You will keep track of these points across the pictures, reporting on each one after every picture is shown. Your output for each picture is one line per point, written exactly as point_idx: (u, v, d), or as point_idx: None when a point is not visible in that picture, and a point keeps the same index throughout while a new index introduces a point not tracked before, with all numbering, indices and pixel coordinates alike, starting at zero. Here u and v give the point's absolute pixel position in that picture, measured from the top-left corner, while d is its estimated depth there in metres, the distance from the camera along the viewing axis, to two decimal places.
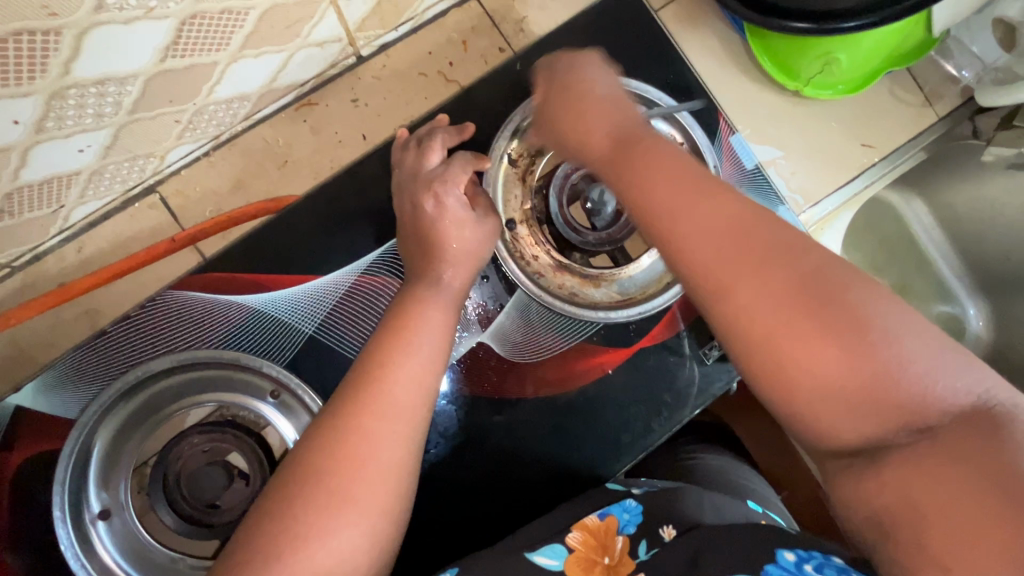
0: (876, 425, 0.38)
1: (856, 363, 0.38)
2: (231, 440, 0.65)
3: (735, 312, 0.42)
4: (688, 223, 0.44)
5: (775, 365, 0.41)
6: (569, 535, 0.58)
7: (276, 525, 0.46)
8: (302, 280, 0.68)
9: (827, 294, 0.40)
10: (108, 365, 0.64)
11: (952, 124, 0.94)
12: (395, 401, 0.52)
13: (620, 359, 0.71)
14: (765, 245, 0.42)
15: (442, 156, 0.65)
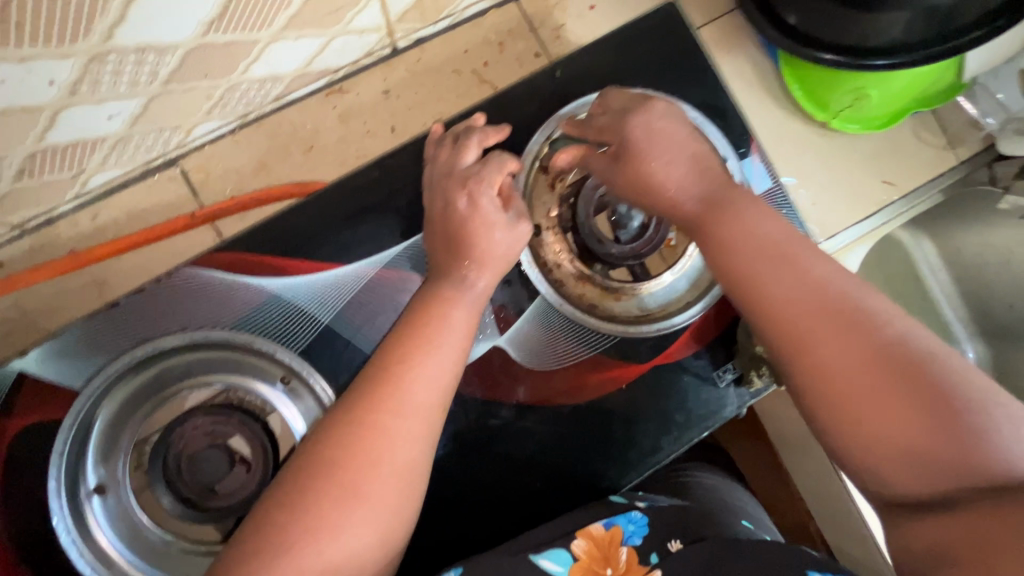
0: (953, 484, 0.41)
1: (932, 431, 0.42)
2: (236, 424, 0.64)
3: (812, 367, 0.46)
4: (775, 281, 0.49)
5: (843, 424, 0.45)
6: (573, 542, 0.57)
7: (290, 515, 0.45)
8: (323, 268, 0.66)
9: (911, 362, 0.44)
10: (115, 338, 0.63)
11: (969, 170, 0.94)
12: (413, 399, 0.51)
13: (633, 375, 0.71)
14: (849, 312, 0.46)
15: (476, 154, 0.65)
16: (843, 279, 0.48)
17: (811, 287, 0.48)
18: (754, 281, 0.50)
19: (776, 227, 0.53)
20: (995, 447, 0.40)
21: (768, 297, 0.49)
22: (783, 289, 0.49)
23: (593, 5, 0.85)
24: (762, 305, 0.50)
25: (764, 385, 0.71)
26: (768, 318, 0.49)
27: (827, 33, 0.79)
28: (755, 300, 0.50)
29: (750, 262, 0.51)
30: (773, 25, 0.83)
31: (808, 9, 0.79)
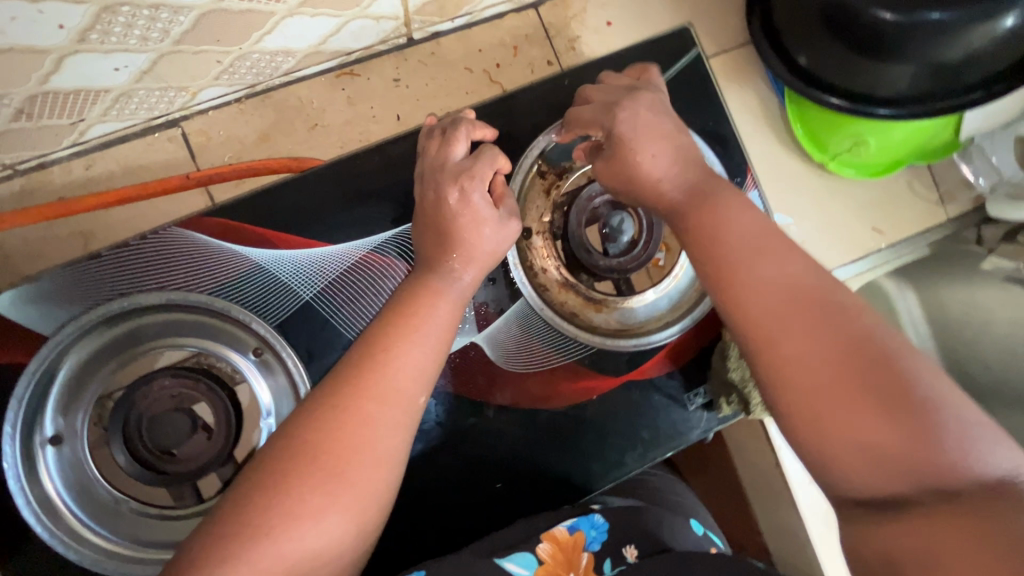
0: (906, 483, 0.41)
1: (892, 428, 0.41)
2: (203, 390, 0.64)
3: (777, 359, 0.46)
4: (752, 269, 0.49)
5: (808, 419, 0.44)
6: (540, 545, 0.58)
7: (268, 500, 0.45)
8: (310, 245, 0.66)
9: (877, 360, 0.43)
10: (93, 288, 0.62)
11: (958, 227, 0.98)
12: (392, 384, 0.51)
13: (605, 388, 0.71)
14: (822, 308, 0.46)
15: (465, 149, 0.65)
16: (820, 276, 0.48)
17: (788, 282, 0.48)
18: (733, 273, 0.50)
19: (766, 241, 0.51)
20: (951, 448, 0.40)
21: (747, 288, 0.49)
22: (760, 284, 0.49)
23: (610, 22, 0.86)
24: (738, 298, 0.49)
25: (732, 412, 0.72)
26: (741, 312, 0.49)
27: (834, 78, 0.81)
28: (731, 291, 0.50)
29: (730, 253, 0.51)
30: (784, 64, 0.84)
31: (818, 51, 0.80)
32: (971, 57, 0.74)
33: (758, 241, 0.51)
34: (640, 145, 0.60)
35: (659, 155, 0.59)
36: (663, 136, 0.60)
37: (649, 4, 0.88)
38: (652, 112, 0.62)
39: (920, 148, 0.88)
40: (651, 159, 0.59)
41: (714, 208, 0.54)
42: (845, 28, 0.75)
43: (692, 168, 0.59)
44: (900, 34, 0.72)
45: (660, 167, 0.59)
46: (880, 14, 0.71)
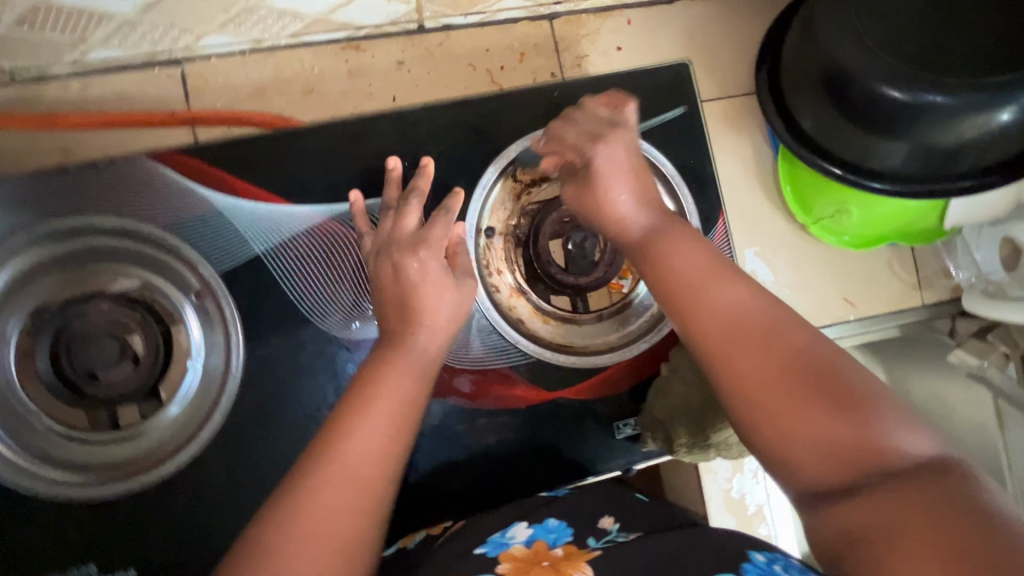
0: (864, 477, 0.42)
1: (844, 428, 0.43)
2: (138, 321, 0.65)
3: (735, 377, 0.46)
4: (703, 295, 0.49)
5: (765, 423, 0.45)
6: (500, 566, 0.50)
7: (285, 518, 0.46)
8: (272, 201, 0.67)
9: (824, 367, 0.45)
10: (51, 200, 0.63)
11: (933, 315, 0.96)
12: (383, 393, 0.53)
13: (534, 399, 0.71)
14: (769, 322, 0.47)
15: (418, 220, 0.65)
16: (762, 297, 0.49)
17: (738, 299, 0.48)
18: (689, 297, 0.50)
19: (718, 276, 0.50)
20: (895, 439, 0.42)
21: (703, 318, 0.49)
22: (713, 303, 0.49)
23: (620, 47, 0.88)
24: (696, 316, 0.49)
25: (656, 449, 0.72)
26: (697, 330, 0.49)
27: (831, 144, 0.80)
28: (688, 312, 0.49)
29: (683, 277, 0.51)
30: (785, 123, 0.83)
31: (818, 114, 0.79)
32: (965, 144, 0.73)
33: (707, 264, 0.51)
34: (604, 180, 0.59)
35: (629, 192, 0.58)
36: (633, 175, 0.59)
37: (660, 38, 0.89)
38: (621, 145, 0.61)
39: (903, 228, 0.88)
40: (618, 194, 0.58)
41: (674, 238, 0.54)
42: (845, 95, 0.75)
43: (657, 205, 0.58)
44: (898, 110, 0.72)
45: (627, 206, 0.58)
46: (882, 88, 0.71)
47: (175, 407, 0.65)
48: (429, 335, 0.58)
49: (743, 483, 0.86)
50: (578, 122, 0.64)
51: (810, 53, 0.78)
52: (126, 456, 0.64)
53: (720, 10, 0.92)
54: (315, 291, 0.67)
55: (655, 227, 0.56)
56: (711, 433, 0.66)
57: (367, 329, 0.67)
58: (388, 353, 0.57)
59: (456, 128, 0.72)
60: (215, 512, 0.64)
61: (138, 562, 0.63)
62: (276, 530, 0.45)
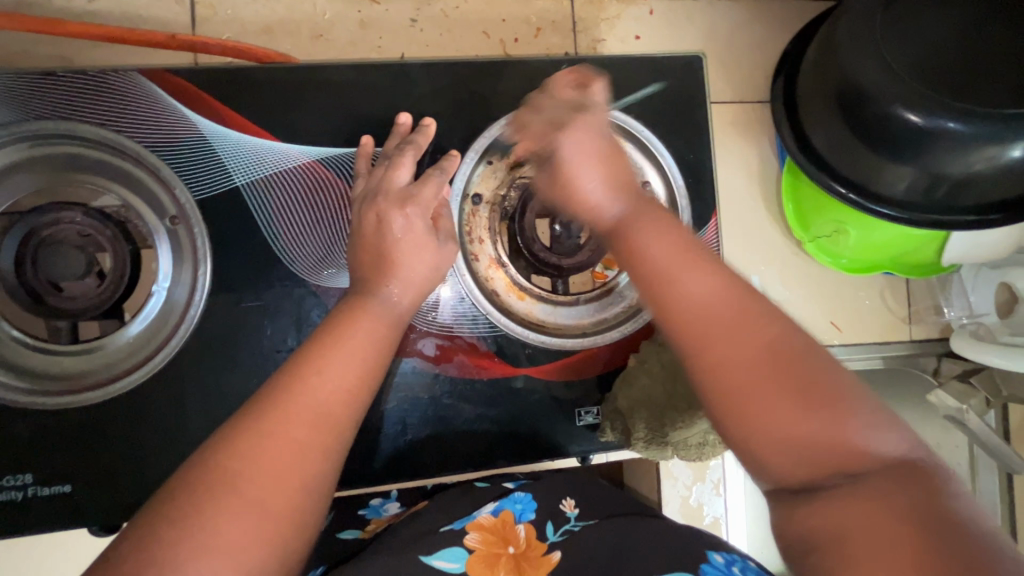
0: (827, 471, 0.39)
1: (810, 422, 0.40)
2: (109, 239, 0.64)
3: (702, 363, 0.43)
4: (674, 278, 0.46)
5: (735, 418, 0.42)
6: (467, 536, 0.56)
7: (215, 453, 0.44)
8: (260, 136, 0.66)
9: (797, 359, 0.42)
10: (36, 102, 0.62)
11: (919, 351, 0.94)
12: (348, 344, 0.53)
13: (498, 373, 0.70)
14: (742, 309, 0.44)
15: (411, 174, 0.63)
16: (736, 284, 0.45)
17: (716, 288, 0.45)
18: (662, 285, 0.46)
19: (692, 269, 0.46)
20: (863, 436, 0.39)
21: (673, 305, 0.45)
22: (689, 289, 0.45)
23: (638, 36, 0.86)
24: (669, 304, 0.46)
25: (614, 441, 0.71)
26: (671, 318, 0.45)
27: (839, 163, 0.78)
28: (662, 299, 0.46)
29: (659, 262, 0.47)
30: (796, 139, 0.81)
31: (828, 131, 0.77)
32: (976, 176, 0.70)
33: (684, 251, 0.47)
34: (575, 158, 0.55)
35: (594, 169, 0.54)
36: (601, 155, 0.55)
37: (680, 32, 0.88)
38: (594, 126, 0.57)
39: (901, 258, 0.86)
40: (586, 173, 0.54)
41: (646, 222, 0.50)
42: (858, 114, 0.72)
43: (631, 188, 0.53)
44: (911, 135, 0.69)
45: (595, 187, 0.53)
46: (897, 110, 0.68)
47: (133, 328, 0.65)
48: (400, 288, 0.58)
49: (701, 492, 0.85)
50: (583, 88, 0.62)
51: (827, 68, 0.75)
52: (78, 370, 0.64)
53: (746, 13, 0.90)
54: (291, 231, 0.66)
55: (632, 210, 0.51)
56: (669, 429, 0.65)
57: (338, 277, 0.66)
58: (354, 300, 0.56)
59: (458, 90, 0.71)
60: (158, 439, 0.64)
61: (75, 477, 0.62)
62: (210, 450, 0.44)
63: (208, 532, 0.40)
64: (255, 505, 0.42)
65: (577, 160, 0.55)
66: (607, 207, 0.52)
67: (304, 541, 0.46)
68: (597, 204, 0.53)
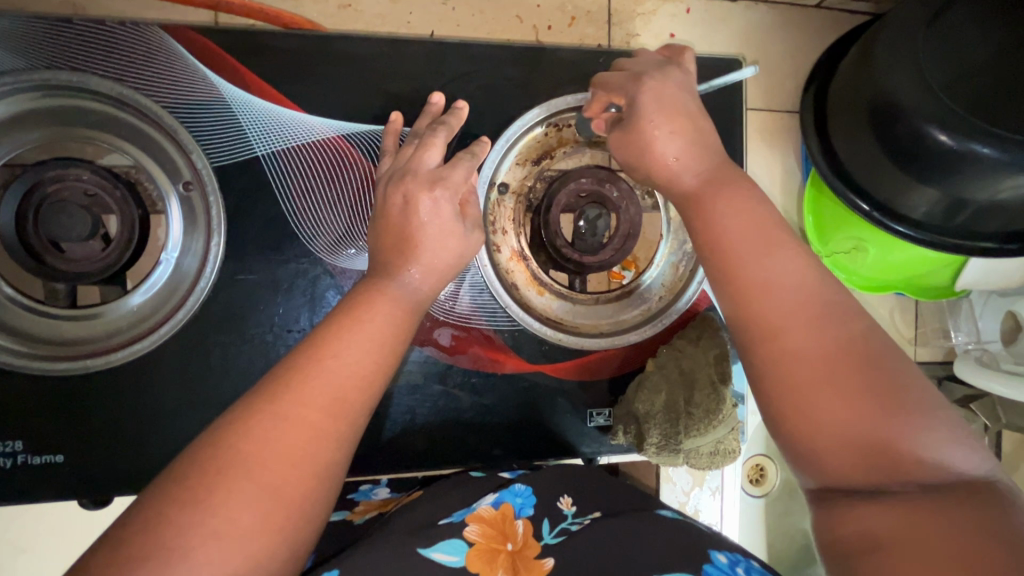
0: (884, 476, 0.38)
1: (875, 423, 0.39)
2: (117, 199, 0.61)
3: (776, 351, 0.42)
4: (756, 264, 0.45)
5: (796, 408, 0.41)
6: (466, 528, 0.52)
7: (226, 432, 0.42)
8: (284, 105, 0.63)
9: (869, 358, 0.41)
10: (47, 49, 0.59)
11: (920, 372, 0.95)
12: (366, 323, 0.49)
13: (512, 368, 0.69)
14: (823, 302, 0.43)
15: (440, 155, 0.60)
16: (818, 275, 0.44)
17: (797, 274, 0.44)
18: (738, 262, 0.45)
19: (788, 261, 0.45)
20: (925, 443, 0.38)
21: (757, 287, 0.44)
22: (772, 272, 0.44)
23: (673, 35, 0.84)
24: (745, 286, 0.45)
25: (624, 444, 0.71)
26: (744, 300, 0.45)
27: (864, 180, 0.76)
28: (734, 279, 0.45)
29: (737, 243, 0.46)
30: (823, 152, 0.79)
31: (858, 147, 0.75)
32: (1001, 204, 0.69)
33: (766, 233, 0.46)
34: (656, 113, 0.53)
35: (669, 132, 0.52)
36: (684, 114, 0.53)
37: (716, 34, 0.86)
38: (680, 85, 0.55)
39: (914, 280, 0.86)
40: (665, 136, 0.52)
41: (731, 188, 0.49)
42: (890, 132, 0.70)
43: (709, 154, 0.52)
44: (942, 157, 0.67)
45: (671, 148, 0.52)
46: (931, 129, 0.66)
47: (136, 298, 0.63)
48: (422, 272, 0.55)
49: (699, 499, 0.85)
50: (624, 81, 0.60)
51: (864, 80, 0.73)
52: (79, 336, 0.61)
53: (782, 20, 0.89)
54: (310, 208, 0.64)
55: (714, 179, 0.50)
56: (684, 436, 0.64)
57: (357, 259, 0.64)
58: (376, 280, 0.53)
59: (491, 73, 0.69)
60: (160, 411, 0.61)
61: (68, 448, 0.60)
62: (221, 429, 0.42)
63: (222, 518, 0.38)
64: (268, 490, 0.40)
65: (656, 118, 0.53)
66: (687, 170, 0.51)
67: (315, 530, 0.43)
68: (676, 171, 0.52)
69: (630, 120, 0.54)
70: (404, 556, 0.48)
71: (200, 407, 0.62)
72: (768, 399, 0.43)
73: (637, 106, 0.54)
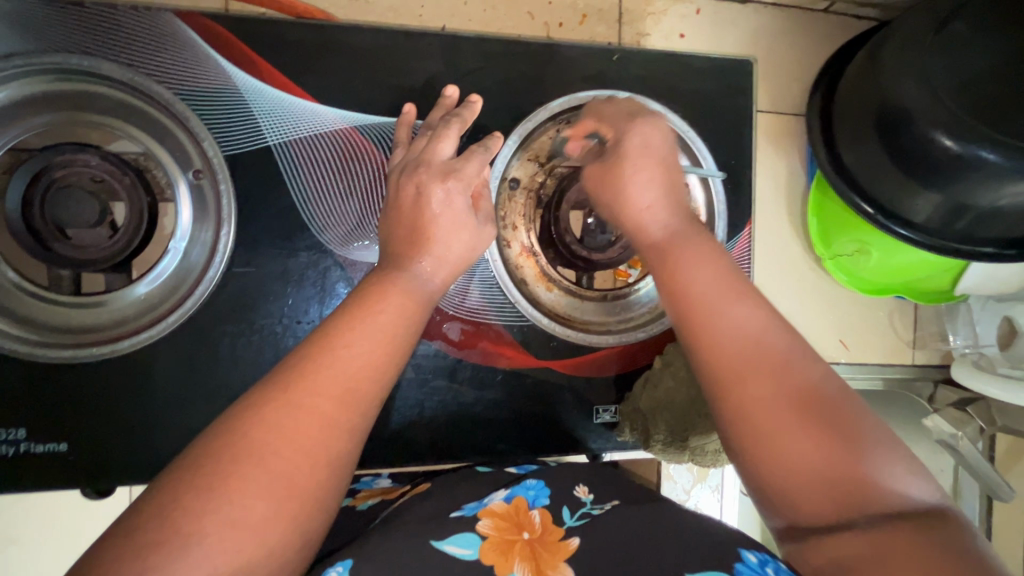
0: (851, 510, 0.38)
1: (835, 462, 0.39)
2: (126, 186, 0.60)
3: (737, 398, 0.43)
4: (716, 317, 0.46)
5: (759, 449, 0.42)
6: (478, 523, 0.51)
7: (240, 421, 0.41)
8: (297, 94, 0.63)
9: (827, 403, 0.42)
10: (58, 32, 0.58)
11: (918, 375, 0.96)
12: (381, 313, 0.49)
13: (520, 363, 0.69)
14: (780, 349, 0.44)
15: (453, 147, 0.60)
16: (775, 325, 0.45)
17: (753, 324, 0.45)
18: (701, 316, 0.46)
19: (747, 315, 0.46)
20: (886, 478, 0.39)
21: (718, 340, 0.45)
22: (730, 324, 0.45)
23: (683, 35, 0.85)
24: (710, 336, 0.46)
25: (630, 441, 0.71)
26: (708, 352, 0.45)
27: (868, 184, 0.77)
28: (697, 329, 0.46)
29: (700, 292, 0.47)
30: (828, 154, 0.80)
31: (863, 150, 0.76)
32: (1001, 211, 0.70)
33: (726, 286, 0.47)
34: (633, 165, 0.54)
35: (647, 179, 0.54)
36: (659, 163, 0.55)
37: (725, 36, 0.87)
38: (660, 138, 0.56)
39: (915, 284, 0.87)
40: (642, 184, 0.54)
41: (691, 246, 0.50)
42: (895, 136, 0.71)
43: (680, 209, 0.54)
44: (946, 162, 0.68)
45: (646, 195, 0.53)
46: (937, 135, 0.67)
47: (142, 288, 0.62)
48: (434, 264, 0.54)
49: (699, 496, 0.85)
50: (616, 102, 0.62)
51: (871, 84, 0.74)
52: (85, 323, 0.61)
53: (791, 23, 0.90)
54: (322, 199, 0.63)
55: (681, 233, 0.52)
56: (690, 434, 0.65)
57: (368, 251, 0.64)
58: (388, 272, 0.53)
59: (504, 68, 0.69)
60: (165, 399, 0.61)
61: (72, 436, 0.59)
62: (237, 417, 0.42)
63: (236, 506, 0.38)
64: (282, 480, 0.40)
65: (635, 170, 0.54)
66: (654, 222, 0.53)
67: (328, 519, 0.43)
68: (648, 220, 0.53)
69: (609, 173, 0.56)
70: (417, 547, 0.48)
71: (207, 396, 0.61)
72: (737, 443, 0.44)
73: (620, 148, 0.56)
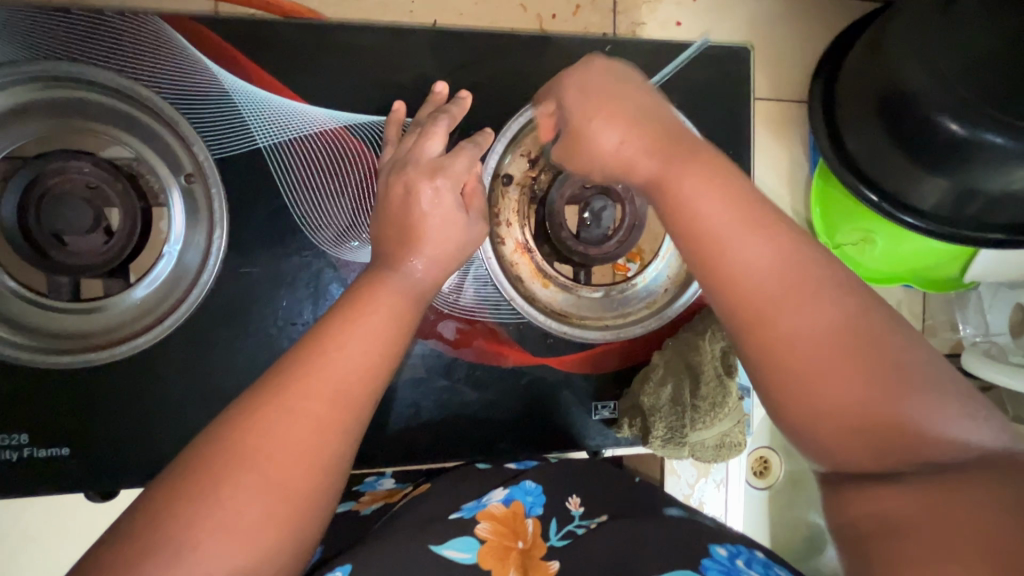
0: (892, 458, 0.36)
1: (876, 411, 0.37)
2: (118, 192, 0.61)
3: (773, 337, 0.39)
4: (750, 236, 0.40)
5: (794, 395, 0.39)
6: (478, 525, 0.51)
7: (228, 429, 0.41)
8: (285, 95, 0.63)
9: (873, 342, 0.38)
10: (46, 39, 0.58)
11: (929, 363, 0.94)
12: (370, 313, 0.48)
13: (516, 361, 0.69)
14: (816, 277, 0.39)
15: (443, 143, 0.59)
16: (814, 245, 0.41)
17: (785, 251, 0.40)
18: (715, 246, 0.41)
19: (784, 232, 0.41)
20: (930, 423, 0.36)
21: (755, 265, 0.40)
22: (763, 250, 0.40)
23: (680, 23, 0.83)
24: (744, 261, 0.40)
25: (630, 437, 0.71)
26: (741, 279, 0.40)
27: (873, 170, 0.75)
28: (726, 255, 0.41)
29: (727, 211, 0.41)
30: (831, 141, 0.78)
31: (869, 136, 0.74)
32: (1012, 195, 0.67)
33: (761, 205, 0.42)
34: (578, 116, 0.48)
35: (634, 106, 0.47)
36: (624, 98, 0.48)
37: (723, 23, 0.85)
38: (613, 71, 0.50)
39: (924, 273, 0.85)
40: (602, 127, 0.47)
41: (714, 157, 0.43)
42: (901, 118, 0.69)
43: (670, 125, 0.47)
44: (951, 146, 0.66)
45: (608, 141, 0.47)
46: (941, 118, 0.65)
47: (140, 291, 0.62)
48: (426, 263, 0.54)
49: (703, 491, 0.85)
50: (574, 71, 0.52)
51: (876, 67, 0.71)
52: (84, 329, 0.61)
53: (791, 8, 0.87)
54: (314, 201, 0.63)
55: (671, 155, 0.44)
56: (690, 428, 0.64)
57: (360, 252, 0.64)
58: (378, 272, 0.53)
59: (494, 63, 0.68)
60: (165, 405, 0.61)
61: (73, 441, 0.60)
62: (226, 423, 0.41)
63: (229, 510, 0.38)
64: (276, 487, 0.40)
65: (595, 112, 0.48)
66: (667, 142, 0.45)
67: (324, 520, 0.43)
68: (630, 157, 0.46)
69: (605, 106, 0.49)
70: (414, 551, 0.48)
71: (207, 399, 0.62)
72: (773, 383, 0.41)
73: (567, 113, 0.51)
